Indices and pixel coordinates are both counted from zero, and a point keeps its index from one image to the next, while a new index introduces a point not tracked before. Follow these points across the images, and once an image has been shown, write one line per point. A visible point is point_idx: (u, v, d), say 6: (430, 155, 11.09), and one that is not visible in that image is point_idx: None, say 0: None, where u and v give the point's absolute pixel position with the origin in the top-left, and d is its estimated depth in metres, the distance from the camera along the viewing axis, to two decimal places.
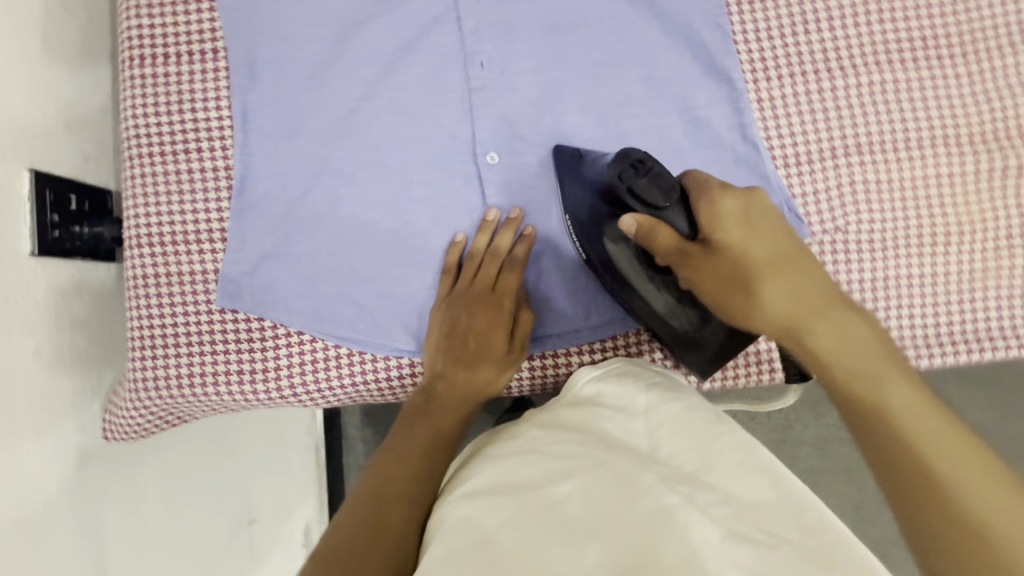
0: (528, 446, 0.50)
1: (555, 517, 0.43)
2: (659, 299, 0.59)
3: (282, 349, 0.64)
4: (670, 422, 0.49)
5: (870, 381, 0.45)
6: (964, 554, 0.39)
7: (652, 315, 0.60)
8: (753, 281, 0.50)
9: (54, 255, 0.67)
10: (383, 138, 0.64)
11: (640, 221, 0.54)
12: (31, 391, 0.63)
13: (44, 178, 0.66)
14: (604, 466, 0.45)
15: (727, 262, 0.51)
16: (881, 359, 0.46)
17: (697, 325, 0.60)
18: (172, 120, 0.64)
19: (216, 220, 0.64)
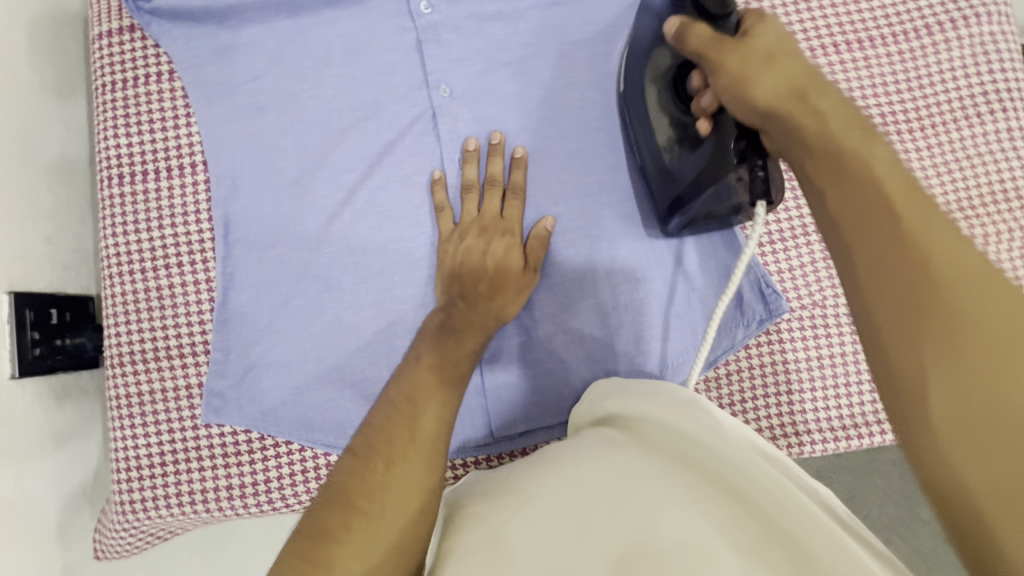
0: (545, 465, 0.48)
1: (554, 522, 0.40)
2: (663, 130, 0.59)
3: (272, 460, 0.63)
4: (669, 417, 0.44)
5: (870, 198, 0.40)
6: (912, 295, 0.37)
7: (646, 140, 0.61)
8: (754, 67, 0.48)
9: (35, 373, 0.66)
10: (363, 240, 0.65)
11: (683, 20, 0.53)
12: (13, 521, 0.61)
13: (25, 299, 0.65)
14: (606, 470, 0.42)
15: (739, 57, 0.49)
16: (905, 202, 0.39)
17: (682, 155, 0.58)
18: (154, 234, 0.64)
19: (199, 333, 0.63)
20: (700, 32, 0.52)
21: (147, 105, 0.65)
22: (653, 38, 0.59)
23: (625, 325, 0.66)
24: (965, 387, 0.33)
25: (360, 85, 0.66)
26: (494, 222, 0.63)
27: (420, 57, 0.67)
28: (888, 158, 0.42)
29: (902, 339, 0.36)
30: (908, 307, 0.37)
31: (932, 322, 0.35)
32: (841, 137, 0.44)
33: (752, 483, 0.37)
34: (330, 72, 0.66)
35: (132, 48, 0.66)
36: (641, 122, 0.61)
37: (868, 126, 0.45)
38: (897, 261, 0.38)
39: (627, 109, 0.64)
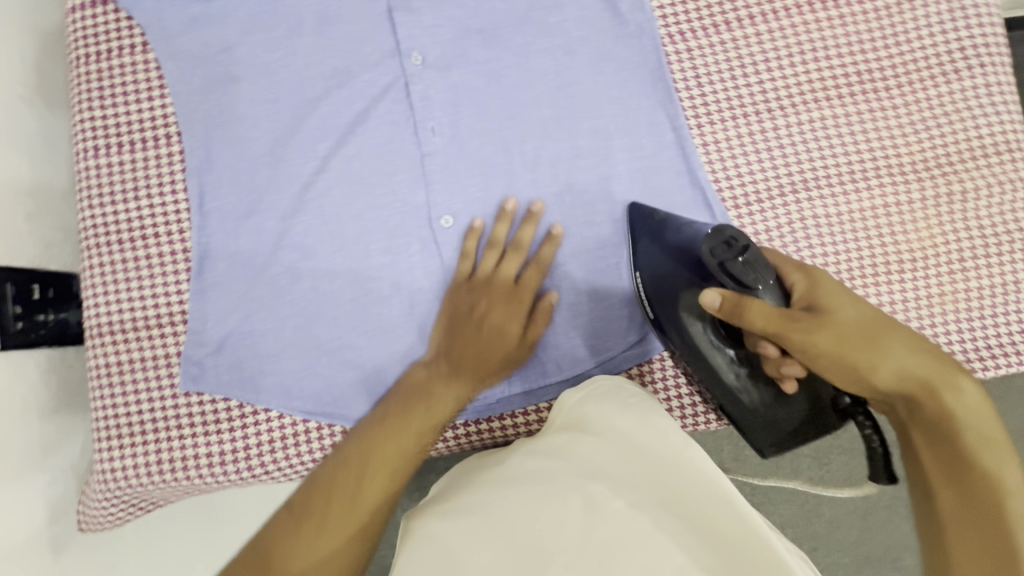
0: (508, 475, 0.52)
1: (527, 540, 0.43)
2: (731, 374, 0.57)
3: (251, 428, 0.63)
4: (647, 442, 0.48)
5: (921, 391, 0.47)
6: (944, 454, 0.45)
7: (738, 410, 0.59)
8: (854, 347, 0.49)
9: (17, 347, 0.67)
10: (338, 208, 0.65)
11: (726, 296, 0.51)
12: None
13: (6, 273, 0.66)
14: (571, 488, 0.46)
15: (829, 334, 0.49)
16: (936, 376, 0.48)
17: (778, 405, 0.57)
18: (130, 206, 0.64)
19: (176, 303, 0.64)
20: (756, 307, 0.49)
21: (119, 78, 0.65)
22: (682, 304, 0.58)
23: (600, 289, 0.66)
24: (993, 516, 0.41)
25: (332, 54, 0.66)
26: (504, 305, 0.63)
27: (391, 24, 0.66)
28: (908, 346, 0.49)
29: (948, 492, 0.44)
30: (946, 475, 0.44)
31: (961, 476, 0.43)
32: (865, 337, 0.49)
33: (712, 517, 0.42)
34: (301, 42, 0.66)
35: (104, 21, 0.66)
36: (714, 389, 0.59)
37: (889, 323, 0.50)
38: (933, 434, 0.46)
39: (658, 303, 0.60)
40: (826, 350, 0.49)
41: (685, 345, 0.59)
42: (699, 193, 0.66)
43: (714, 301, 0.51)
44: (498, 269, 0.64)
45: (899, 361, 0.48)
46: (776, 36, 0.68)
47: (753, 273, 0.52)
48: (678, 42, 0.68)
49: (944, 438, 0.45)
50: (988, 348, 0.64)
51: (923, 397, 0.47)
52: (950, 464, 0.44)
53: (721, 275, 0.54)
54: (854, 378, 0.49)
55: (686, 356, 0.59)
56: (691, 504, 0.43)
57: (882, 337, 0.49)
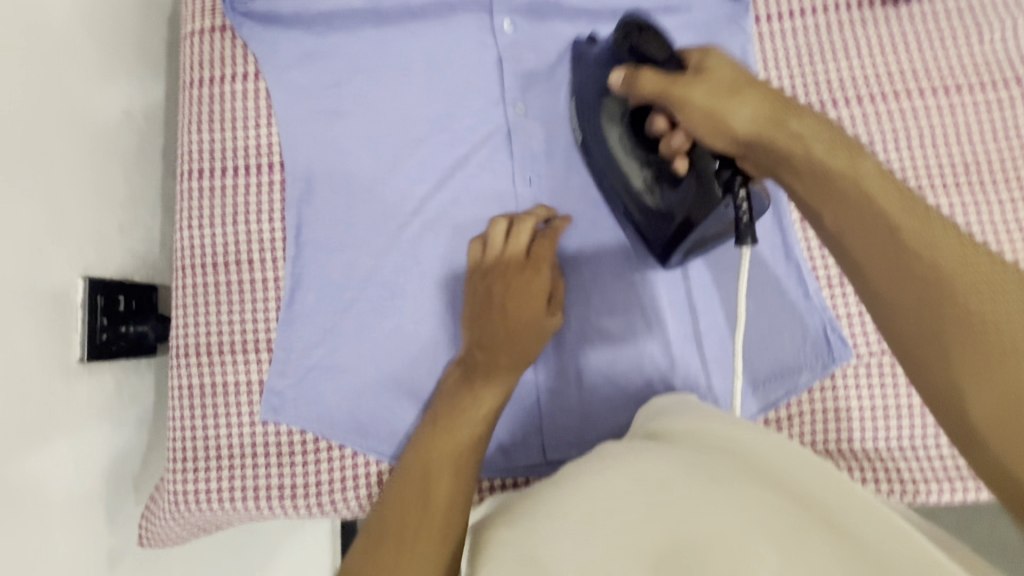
0: (574, 470, 0.49)
1: (592, 525, 0.40)
2: (637, 175, 0.60)
3: (324, 463, 0.63)
4: (722, 434, 0.46)
5: (931, 258, 0.36)
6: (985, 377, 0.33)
7: (635, 203, 0.61)
8: (721, 100, 0.45)
9: (100, 358, 0.67)
10: (430, 251, 0.65)
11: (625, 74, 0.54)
12: (68, 502, 0.62)
13: (98, 284, 0.67)
14: (638, 470, 0.43)
15: (706, 88, 0.46)
16: (932, 232, 0.37)
17: (666, 196, 0.58)
18: (227, 230, 0.65)
19: (263, 331, 0.64)
20: (645, 78, 0.52)
21: (230, 104, 0.67)
22: (602, 89, 0.60)
23: (683, 356, 0.66)
24: (1004, 403, 0.32)
25: (439, 97, 0.67)
26: (518, 286, 0.61)
27: (499, 74, 0.67)
28: (899, 202, 0.38)
29: (962, 364, 0.33)
30: (914, 307, 0.36)
31: (963, 335, 0.34)
32: (839, 147, 0.42)
33: (809, 490, 0.37)
34: (409, 83, 0.67)
35: (221, 47, 0.67)
36: (620, 184, 0.62)
37: (853, 142, 0.42)
38: (898, 264, 0.37)
39: (588, 129, 0.63)
40: (723, 102, 0.45)
41: (602, 147, 0.61)
42: (795, 271, 0.65)
43: (618, 81, 0.55)
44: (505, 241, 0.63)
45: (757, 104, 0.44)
46: (883, 121, 0.68)
47: (657, 51, 0.53)
48: None
49: (949, 302, 0.35)
50: None
51: (886, 218, 0.38)
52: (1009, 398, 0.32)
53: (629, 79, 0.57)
54: (834, 199, 0.40)
55: (604, 167, 0.63)
56: (781, 473, 0.39)
57: (835, 167, 0.40)
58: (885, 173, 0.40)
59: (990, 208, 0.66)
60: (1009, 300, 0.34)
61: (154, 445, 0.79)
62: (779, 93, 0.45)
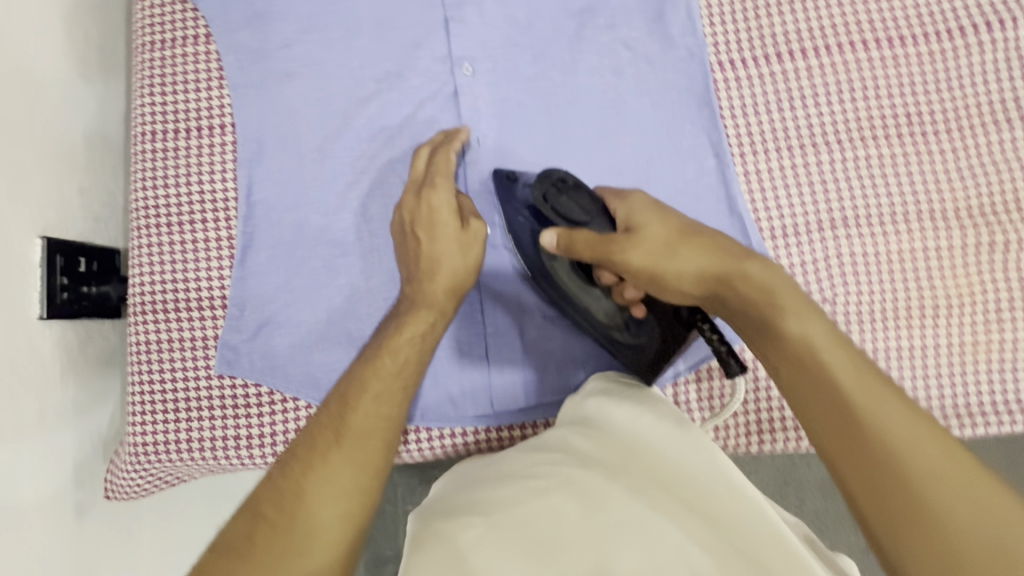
0: (511, 467, 0.53)
1: (527, 535, 0.44)
2: (597, 307, 0.59)
3: (277, 415, 0.65)
4: (654, 432, 0.49)
5: (817, 362, 0.40)
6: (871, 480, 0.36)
7: (600, 330, 0.60)
8: (658, 257, 0.48)
9: (62, 317, 0.69)
10: (380, 209, 0.66)
11: (562, 237, 0.54)
12: (35, 455, 0.64)
13: (56, 244, 0.69)
14: (575, 480, 0.47)
15: (641, 253, 0.49)
16: (844, 384, 0.39)
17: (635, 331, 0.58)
18: (181, 191, 0.67)
19: (218, 287, 0.66)
20: (582, 240, 0.52)
21: (181, 67, 0.68)
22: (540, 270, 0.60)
23: None
24: (930, 550, 0.34)
25: (387, 58, 0.68)
26: (427, 223, 0.60)
27: (445, 34, 0.68)
28: (800, 316, 0.42)
29: (861, 475, 0.37)
30: (843, 444, 0.38)
31: (884, 480, 0.36)
32: (738, 274, 0.45)
33: (720, 503, 0.43)
34: (357, 46, 0.67)
35: (172, 10, 0.68)
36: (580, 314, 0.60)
37: (753, 251, 0.46)
38: (806, 373, 0.40)
39: (535, 270, 0.61)
40: (653, 248, 0.49)
41: (553, 287, 0.60)
42: (739, 223, 0.65)
43: (552, 241, 0.55)
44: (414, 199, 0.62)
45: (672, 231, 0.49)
46: (827, 73, 0.67)
47: (583, 211, 0.55)
48: (728, 69, 0.68)
49: (842, 402, 0.38)
50: (1012, 398, 0.63)
51: (807, 347, 0.41)
52: (897, 502, 0.35)
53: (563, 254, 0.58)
54: (763, 332, 0.43)
55: (558, 298, 0.61)
56: (703, 490, 0.44)
57: (739, 285, 0.45)
58: (801, 293, 0.43)
59: (931, 160, 0.66)
60: (930, 439, 0.36)
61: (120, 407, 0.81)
62: (693, 225, 0.50)
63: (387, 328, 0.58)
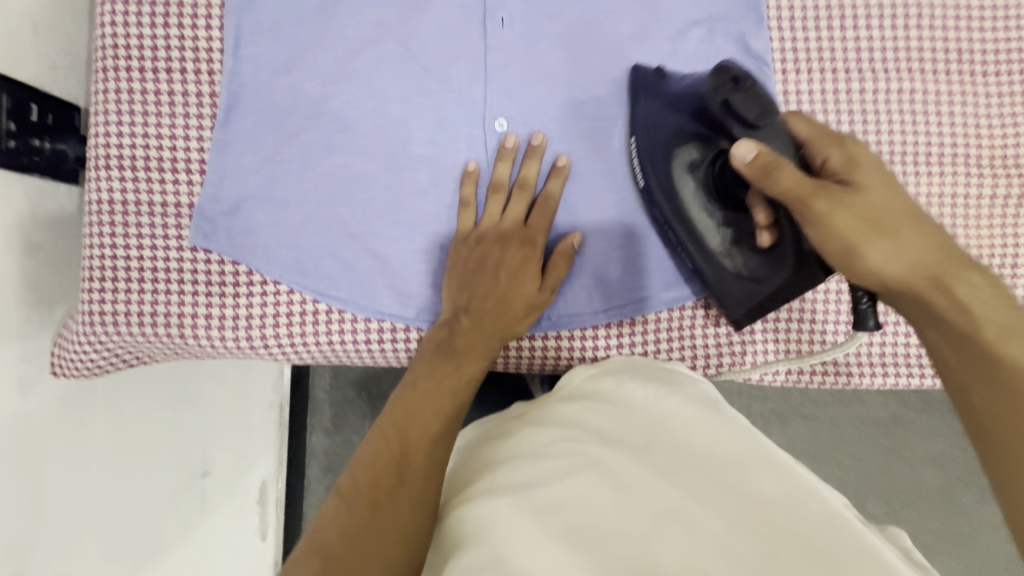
0: (522, 445, 0.51)
1: (552, 521, 0.42)
2: (714, 235, 0.56)
3: (255, 298, 0.60)
4: (676, 413, 0.49)
5: (952, 297, 0.45)
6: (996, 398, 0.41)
7: (704, 254, 0.56)
8: (858, 234, 0.47)
9: (11, 168, 0.61)
10: (388, 85, 0.59)
11: (760, 151, 0.49)
12: None
13: (7, 82, 0.60)
14: (601, 464, 0.46)
15: (839, 212, 0.47)
16: (941, 277, 0.45)
17: (754, 265, 0.55)
18: (156, 33, 0.58)
19: (196, 150, 0.58)
20: (787, 175, 0.47)
21: None
22: (676, 133, 0.56)
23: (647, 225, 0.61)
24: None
25: None
26: (493, 252, 0.58)
27: None
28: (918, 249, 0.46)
29: (973, 392, 0.42)
30: (967, 366, 0.43)
31: (996, 403, 0.41)
32: (943, 271, 0.46)
33: (757, 486, 0.41)
34: None
35: None
36: (687, 231, 0.57)
37: (917, 212, 0.48)
38: (934, 297, 0.45)
39: (652, 179, 0.58)
40: (843, 203, 0.47)
41: (671, 199, 0.56)
42: None
43: (746, 155, 0.49)
44: (504, 215, 0.59)
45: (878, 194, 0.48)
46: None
47: (758, 113, 0.51)
48: None
49: (962, 329, 0.44)
50: None
51: (937, 292, 0.45)
52: (1002, 419, 0.40)
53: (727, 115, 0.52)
54: (922, 295, 0.46)
55: (671, 223, 0.58)
56: (734, 475, 0.42)
57: (883, 226, 0.47)
58: (924, 252, 0.46)
59: (967, 102, 0.65)
60: None
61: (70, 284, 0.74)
62: (883, 177, 0.49)
63: (429, 362, 0.56)
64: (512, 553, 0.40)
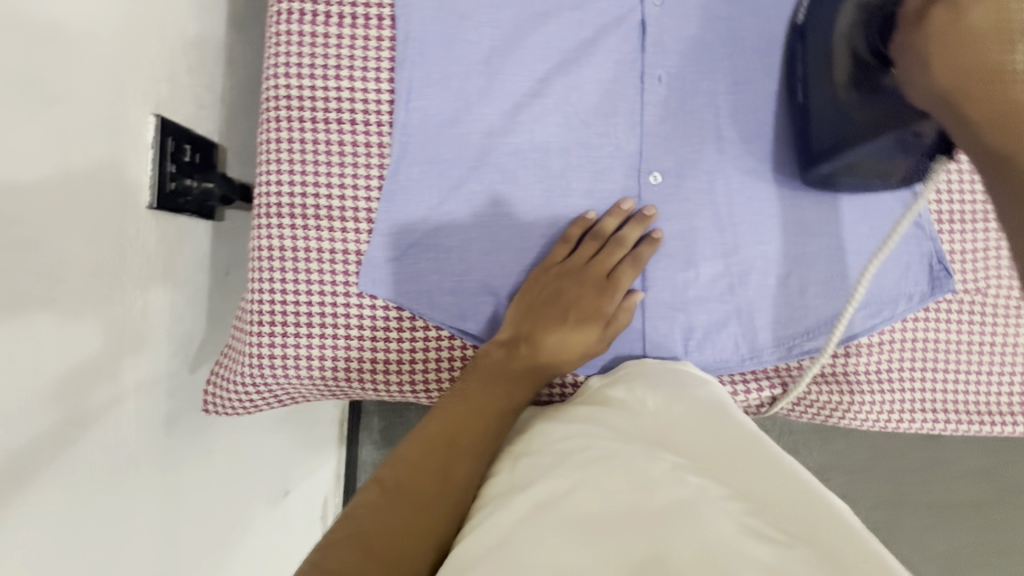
0: (530, 447, 0.50)
1: (555, 511, 0.40)
2: (851, 40, 0.55)
3: (419, 343, 0.62)
4: (687, 418, 0.47)
5: None
6: None
7: (826, 82, 0.57)
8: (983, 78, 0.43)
9: (168, 210, 0.62)
10: (548, 138, 0.61)
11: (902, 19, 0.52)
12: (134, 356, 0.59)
13: (169, 125, 0.61)
14: (615, 455, 0.43)
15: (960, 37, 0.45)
16: None
17: (861, 101, 0.55)
18: (330, 84, 0.60)
19: (364, 199, 0.61)
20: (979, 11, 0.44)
21: None
22: None
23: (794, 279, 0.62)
24: None
25: None
26: (567, 288, 0.58)
27: None
28: None
29: None
30: None
31: None
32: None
33: (757, 483, 0.39)
34: None
35: None
36: (819, 60, 0.57)
37: None
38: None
39: (813, 11, 0.58)
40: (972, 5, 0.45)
41: (821, 30, 0.57)
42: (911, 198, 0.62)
43: None
44: (593, 260, 0.59)
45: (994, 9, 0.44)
46: None
47: None
48: None
49: None
50: None
51: None
52: None
53: None
54: (1008, 101, 0.41)
55: (812, 52, 0.58)
56: (737, 476, 0.40)
57: None
58: None
59: None
60: None
61: (225, 328, 0.78)
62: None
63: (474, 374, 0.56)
64: (519, 544, 0.38)
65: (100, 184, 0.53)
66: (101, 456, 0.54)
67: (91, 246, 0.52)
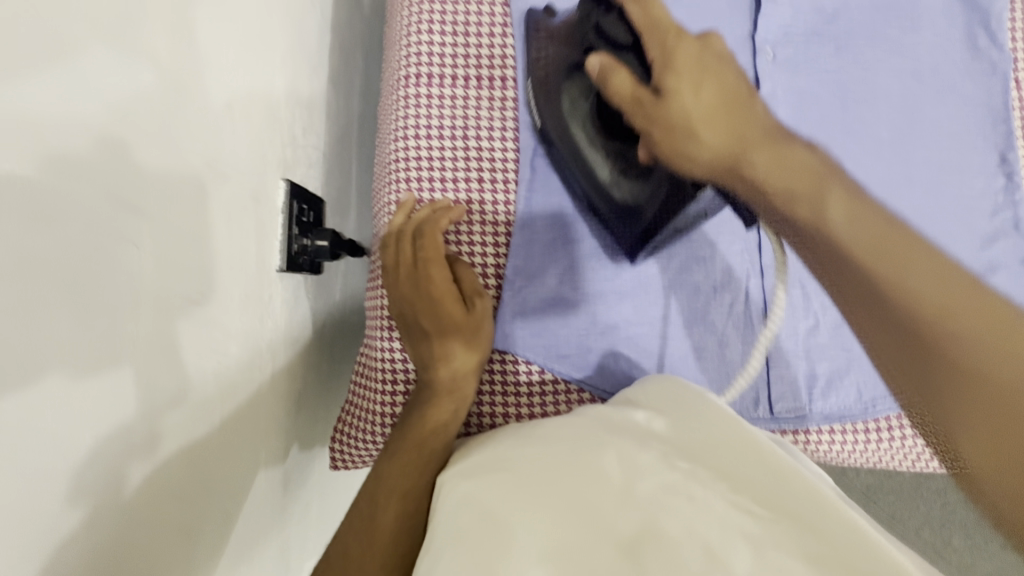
0: (525, 432, 0.51)
1: (542, 494, 0.42)
2: (580, 128, 0.57)
3: (549, 397, 0.62)
4: (691, 404, 0.48)
5: (927, 294, 0.34)
6: (999, 395, 0.31)
7: (581, 170, 0.58)
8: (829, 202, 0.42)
9: (293, 270, 0.63)
10: None
11: (603, 59, 0.53)
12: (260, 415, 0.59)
13: (294, 188, 0.62)
14: (603, 449, 0.44)
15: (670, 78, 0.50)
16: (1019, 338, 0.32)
17: (634, 180, 0.56)
18: (457, 145, 0.62)
19: (492, 257, 0.62)
20: (683, 50, 0.52)
21: (464, 12, 0.63)
22: (563, 73, 0.57)
23: None
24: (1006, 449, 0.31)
25: None
26: (443, 302, 0.55)
27: (751, 14, 0.64)
28: (846, 214, 0.41)
29: (955, 393, 0.32)
30: (967, 393, 0.32)
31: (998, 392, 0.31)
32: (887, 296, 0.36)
33: (754, 472, 0.40)
34: None
35: None
36: (567, 148, 0.59)
37: (815, 175, 0.45)
38: (936, 282, 0.35)
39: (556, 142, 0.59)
40: (702, 82, 0.50)
41: (560, 128, 0.58)
42: None
43: (593, 67, 0.54)
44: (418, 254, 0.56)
45: (717, 90, 0.50)
46: None
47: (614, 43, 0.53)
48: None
49: (938, 353, 0.33)
50: None
51: (885, 284, 0.36)
52: (1005, 444, 0.31)
53: (601, 45, 0.54)
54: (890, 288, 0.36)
55: (566, 151, 0.59)
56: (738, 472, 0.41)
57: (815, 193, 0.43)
58: (931, 273, 0.36)
59: None
60: None
61: (330, 379, 0.79)
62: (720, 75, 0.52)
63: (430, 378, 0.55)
64: (513, 515, 0.40)
65: (248, 219, 0.54)
66: (233, 504, 0.54)
67: (242, 278, 0.53)
